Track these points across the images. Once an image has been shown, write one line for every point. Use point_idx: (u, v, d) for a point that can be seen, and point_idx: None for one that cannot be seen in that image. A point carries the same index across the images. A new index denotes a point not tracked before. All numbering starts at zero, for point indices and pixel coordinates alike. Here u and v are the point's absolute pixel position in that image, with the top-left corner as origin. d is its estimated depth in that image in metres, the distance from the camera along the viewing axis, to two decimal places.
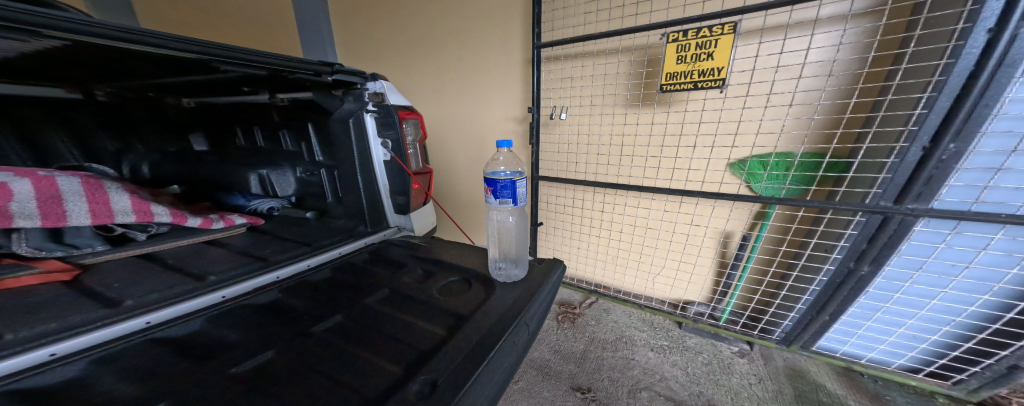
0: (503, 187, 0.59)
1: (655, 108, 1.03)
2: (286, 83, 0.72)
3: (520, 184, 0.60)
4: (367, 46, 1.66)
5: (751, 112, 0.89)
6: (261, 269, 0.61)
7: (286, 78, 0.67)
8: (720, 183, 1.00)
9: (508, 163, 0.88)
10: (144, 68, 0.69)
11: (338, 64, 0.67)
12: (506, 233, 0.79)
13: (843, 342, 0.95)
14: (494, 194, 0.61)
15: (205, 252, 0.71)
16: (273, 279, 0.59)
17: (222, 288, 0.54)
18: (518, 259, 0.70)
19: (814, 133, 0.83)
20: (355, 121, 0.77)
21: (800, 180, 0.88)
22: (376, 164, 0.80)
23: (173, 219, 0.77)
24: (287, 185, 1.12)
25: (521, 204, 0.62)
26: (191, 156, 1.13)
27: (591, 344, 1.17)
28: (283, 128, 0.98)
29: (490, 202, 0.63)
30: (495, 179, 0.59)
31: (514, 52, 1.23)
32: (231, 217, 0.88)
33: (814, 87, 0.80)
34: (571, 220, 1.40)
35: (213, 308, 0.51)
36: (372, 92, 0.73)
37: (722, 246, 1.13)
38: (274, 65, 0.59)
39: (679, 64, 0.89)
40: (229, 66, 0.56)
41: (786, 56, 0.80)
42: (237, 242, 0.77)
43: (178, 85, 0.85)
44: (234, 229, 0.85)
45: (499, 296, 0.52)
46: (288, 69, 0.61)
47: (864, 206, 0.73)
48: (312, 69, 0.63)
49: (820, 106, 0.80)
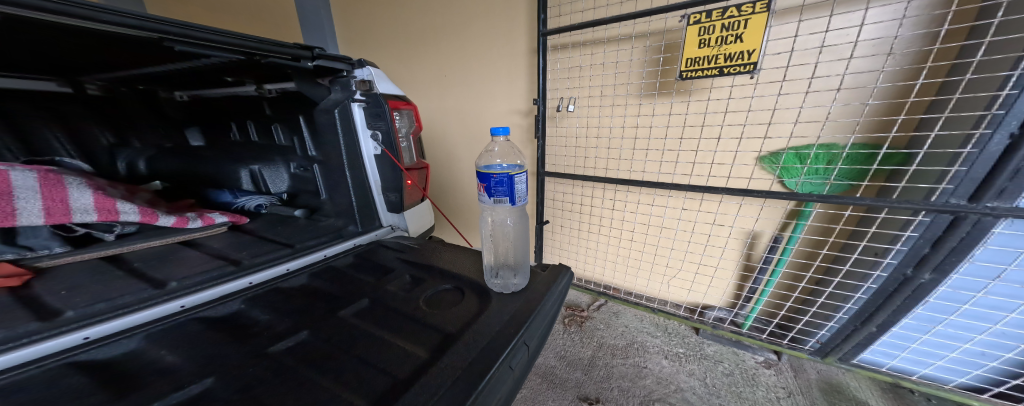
0: (497, 183, 0.52)
1: (674, 98, 0.93)
2: (265, 70, 0.67)
3: (519, 179, 0.52)
4: (369, 38, 1.60)
5: (787, 98, 0.78)
6: (232, 275, 0.57)
7: (260, 63, 0.61)
8: (749, 178, 0.89)
9: (507, 155, 0.80)
10: (116, 54, 0.64)
11: (320, 48, 0.61)
12: (506, 233, 0.70)
13: (891, 356, 0.84)
14: (488, 193, 0.54)
15: (185, 254, 0.67)
16: (244, 285, 0.55)
17: (182, 297, 0.50)
18: (521, 263, 0.62)
19: (868, 120, 0.71)
20: (341, 112, 0.70)
21: (847, 175, 0.77)
22: (365, 159, 0.75)
23: (141, 218, 0.73)
24: (281, 183, 1.05)
25: (519, 203, 0.54)
26: (186, 152, 1.10)
27: (600, 351, 1.10)
28: (275, 121, 0.93)
29: (484, 202, 0.56)
30: (488, 174, 0.52)
31: (518, 40, 1.15)
32: (209, 215, 0.83)
33: (869, 68, 0.69)
34: (579, 219, 1.32)
35: (170, 321, 0.47)
36: (359, 80, 0.67)
37: (747, 247, 1.03)
38: (245, 47, 0.52)
39: (702, 48, 0.80)
40: (187, 46, 0.50)
41: (831, 34, 0.70)
42: (219, 243, 0.72)
43: (161, 77, 0.80)
44: (211, 230, 0.80)
45: (493, 310, 0.45)
46: (260, 52, 0.55)
47: (929, 204, 0.63)
48: (288, 53, 0.57)
49: (876, 91, 0.69)
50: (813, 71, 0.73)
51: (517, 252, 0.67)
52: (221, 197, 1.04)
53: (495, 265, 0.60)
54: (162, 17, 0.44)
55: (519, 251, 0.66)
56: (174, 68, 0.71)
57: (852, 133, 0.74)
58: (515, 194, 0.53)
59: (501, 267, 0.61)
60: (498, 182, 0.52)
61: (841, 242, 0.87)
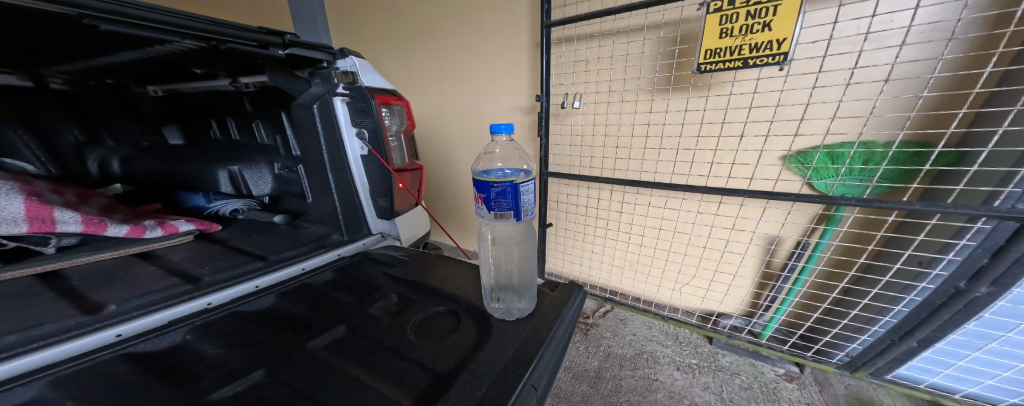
0: (499, 193, 0.46)
1: (690, 93, 0.86)
2: (233, 61, 0.59)
3: (524, 189, 0.46)
4: (362, 31, 1.52)
5: (823, 91, 0.70)
6: (190, 294, 0.52)
7: (221, 50, 0.53)
8: (775, 180, 0.82)
9: (511, 158, 0.72)
10: (60, 41, 0.56)
11: (292, 34, 0.54)
12: (509, 242, 0.59)
13: (931, 373, 0.78)
14: (489, 206, 0.47)
15: (153, 269, 0.61)
16: (202, 307, 0.50)
17: (121, 324, 0.45)
18: (528, 281, 0.53)
19: (920, 115, 0.64)
20: (320, 107, 0.64)
21: (890, 177, 0.70)
22: (350, 159, 0.68)
23: (83, 228, 0.67)
24: (265, 185, 0.99)
25: (525, 217, 0.47)
26: (162, 152, 1.01)
27: (607, 361, 1.02)
28: (256, 118, 0.85)
29: (483, 216, 0.49)
30: (489, 184, 0.45)
31: (520, 32, 1.07)
32: (172, 224, 0.76)
33: (927, 56, 0.61)
34: (584, 222, 1.24)
35: (104, 350, 0.41)
36: (342, 71, 0.61)
37: (767, 254, 0.96)
38: (197, 30, 0.44)
39: (723, 38, 0.73)
40: (121, 28, 0.41)
41: (876, 21, 0.62)
42: (189, 258, 0.65)
43: (125, 69, 0.73)
44: (174, 239, 0.74)
45: (491, 343, 0.39)
46: (218, 37, 0.46)
47: (990, 210, 0.56)
48: (254, 39, 0.50)
49: (932, 82, 0.61)
50: (855, 61, 0.65)
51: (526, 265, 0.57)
52: (194, 200, 1.04)
53: (497, 286, 0.53)
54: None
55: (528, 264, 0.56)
56: (132, 58, 0.63)
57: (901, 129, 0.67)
58: (519, 206, 0.46)
59: (504, 287, 0.53)
60: (500, 192, 0.45)
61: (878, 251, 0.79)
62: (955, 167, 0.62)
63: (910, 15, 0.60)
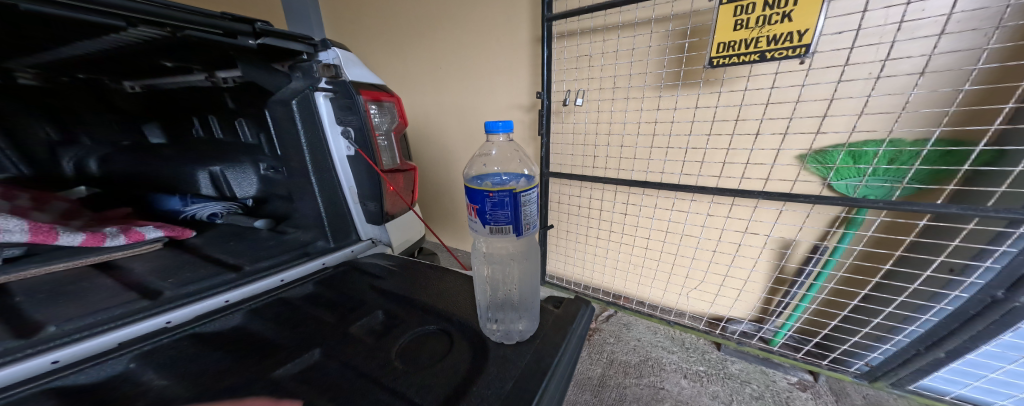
0: (495, 204, 0.43)
1: (701, 89, 0.81)
2: (201, 50, 0.55)
3: (523, 198, 0.43)
4: (356, 26, 1.47)
5: (848, 85, 0.66)
6: (147, 311, 0.49)
7: (181, 38, 0.48)
8: (792, 181, 0.77)
9: (512, 161, 0.67)
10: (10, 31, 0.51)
11: (263, 21, 0.49)
12: (506, 256, 0.55)
13: (960, 385, 0.74)
14: (484, 219, 0.44)
15: (123, 284, 0.57)
16: (161, 325, 0.47)
17: (60, 348, 0.40)
18: (529, 298, 0.52)
19: (958, 110, 0.59)
20: (301, 102, 0.61)
21: (921, 177, 0.66)
22: (336, 159, 0.67)
23: (30, 237, 0.59)
24: (249, 186, 0.95)
25: (525, 232, 0.45)
26: (145, 150, 0.96)
27: (611, 369, 0.97)
28: (238, 116, 0.81)
29: (477, 230, 0.47)
30: (484, 194, 0.42)
31: (520, 26, 1.01)
32: (137, 230, 0.72)
33: (965, 47, 0.56)
34: (587, 224, 1.19)
35: (36, 381, 0.37)
36: (323, 63, 0.59)
37: (782, 258, 0.91)
38: (152, 15, 0.41)
39: (738, 30, 0.68)
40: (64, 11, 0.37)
41: (909, 9, 0.57)
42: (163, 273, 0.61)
43: (94, 63, 0.67)
44: (142, 247, 0.69)
45: (483, 375, 0.38)
46: (176, 22, 0.42)
47: None
48: (219, 27, 0.46)
49: (976, 74, 0.57)
50: (886, 52, 0.60)
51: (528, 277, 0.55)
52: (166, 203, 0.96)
53: (495, 305, 0.53)
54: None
55: (528, 279, 0.54)
56: (93, 49, 0.57)
57: (937, 126, 0.62)
58: (517, 220, 0.44)
59: (504, 303, 0.53)
60: (497, 203, 0.43)
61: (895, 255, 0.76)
62: (998, 167, 0.57)
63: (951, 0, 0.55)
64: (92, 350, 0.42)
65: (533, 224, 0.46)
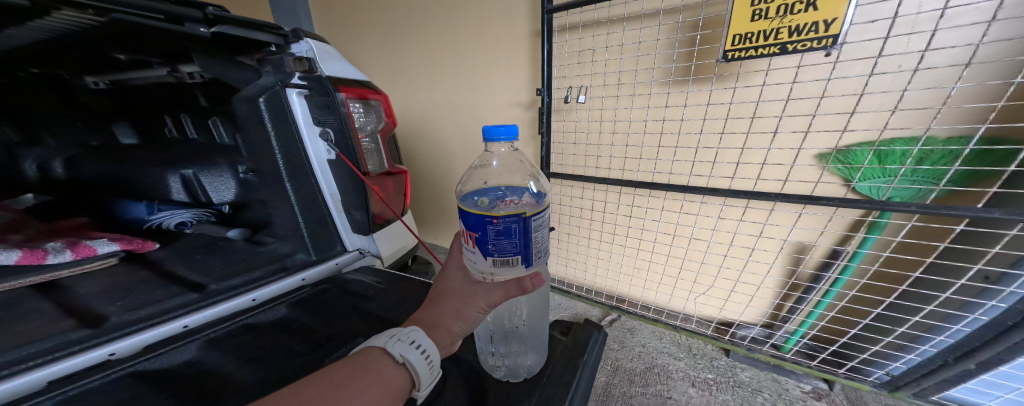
0: (503, 233, 0.38)
1: (714, 84, 0.76)
2: (152, 39, 0.50)
3: (534, 222, 0.39)
4: (346, 22, 1.40)
5: (879, 79, 0.63)
6: (94, 340, 0.45)
7: (118, 23, 0.43)
8: (814, 183, 0.75)
9: (517, 174, 0.61)
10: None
11: (217, 7, 0.44)
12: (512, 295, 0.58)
13: (989, 397, 0.70)
14: (489, 251, 0.39)
15: (72, 310, 0.52)
16: (105, 357, 0.43)
17: None
18: (536, 331, 0.57)
19: (1008, 105, 0.56)
20: (268, 99, 0.53)
21: (959, 179, 0.63)
22: (315, 165, 0.62)
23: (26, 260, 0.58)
24: (227, 190, 0.92)
25: (534, 263, 0.42)
26: (113, 152, 0.89)
27: (616, 376, 0.91)
28: (212, 114, 0.78)
29: (478, 265, 0.41)
30: (487, 222, 0.38)
31: (518, 18, 0.95)
32: (88, 245, 0.65)
33: (1014, 35, 0.53)
34: (589, 227, 1.14)
35: None
36: (296, 57, 0.54)
37: (797, 264, 0.87)
38: None
39: (756, 21, 0.62)
40: None
41: None
42: (122, 297, 0.56)
43: (39, 52, 0.60)
44: (91, 263, 0.63)
45: None
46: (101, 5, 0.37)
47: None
48: (158, 10, 0.40)
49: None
50: (929, 41, 0.57)
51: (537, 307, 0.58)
52: (132, 210, 0.90)
53: (502, 339, 0.57)
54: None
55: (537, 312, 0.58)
56: (27, 36, 0.50)
57: (983, 122, 0.59)
58: (528, 249, 0.40)
59: (509, 336, 0.58)
60: (506, 231, 0.38)
61: (913, 262, 0.73)
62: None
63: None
64: (11, 394, 0.37)
65: (543, 252, 0.43)
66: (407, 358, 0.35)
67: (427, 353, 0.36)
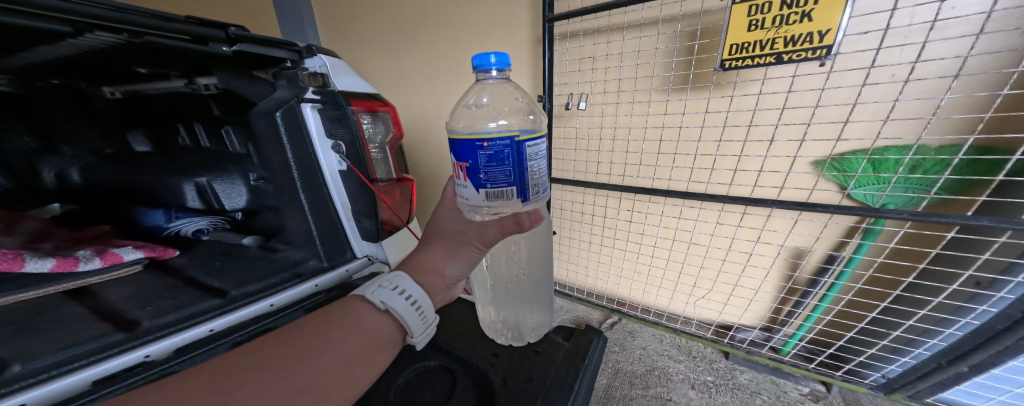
0: (492, 158, 0.43)
1: (712, 92, 0.78)
2: (175, 57, 0.52)
3: (520, 144, 0.43)
4: (350, 29, 1.43)
5: (872, 89, 0.64)
6: (125, 343, 0.47)
7: (147, 45, 0.46)
8: (810, 190, 0.77)
9: (510, 109, 0.65)
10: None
11: (238, 27, 0.49)
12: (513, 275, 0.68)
13: (982, 399, 0.71)
14: (484, 181, 0.44)
15: (102, 315, 0.54)
16: (140, 359, 0.46)
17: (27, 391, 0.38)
18: (537, 300, 0.71)
19: (995, 116, 0.58)
20: (284, 114, 0.57)
21: (949, 187, 0.65)
22: (327, 176, 0.64)
23: (57, 266, 0.61)
24: (238, 197, 0.96)
25: (525, 188, 0.46)
26: (129, 160, 0.91)
27: (617, 379, 0.93)
28: (226, 124, 0.81)
29: (473, 198, 0.46)
30: (476, 147, 0.42)
31: (520, 27, 0.98)
32: (115, 253, 0.68)
33: (1002, 48, 0.55)
34: (590, 231, 1.16)
35: None
36: (309, 72, 0.57)
37: (795, 269, 0.88)
38: (107, 21, 0.39)
39: (752, 31, 0.64)
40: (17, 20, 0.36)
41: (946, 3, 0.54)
42: (148, 303, 0.58)
43: (66, 66, 0.62)
44: (119, 270, 0.65)
45: None
46: (134, 27, 0.41)
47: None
48: (185, 31, 0.44)
49: (1017, 77, 0.55)
50: (919, 53, 0.59)
51: (529, 274, 0.69)
52: (150, 218, 0.91)
53: (502, 303, 0.70)
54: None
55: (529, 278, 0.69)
56: (59, 52, 0.53)
57: (972, 132, 0.61)
58: (521, 177, 0.45)
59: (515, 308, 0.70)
60: (499, 156, 0.43)
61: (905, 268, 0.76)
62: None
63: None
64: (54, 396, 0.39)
65: (533, 178, 0.46)
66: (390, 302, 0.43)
67: (413, 299, 0.45)
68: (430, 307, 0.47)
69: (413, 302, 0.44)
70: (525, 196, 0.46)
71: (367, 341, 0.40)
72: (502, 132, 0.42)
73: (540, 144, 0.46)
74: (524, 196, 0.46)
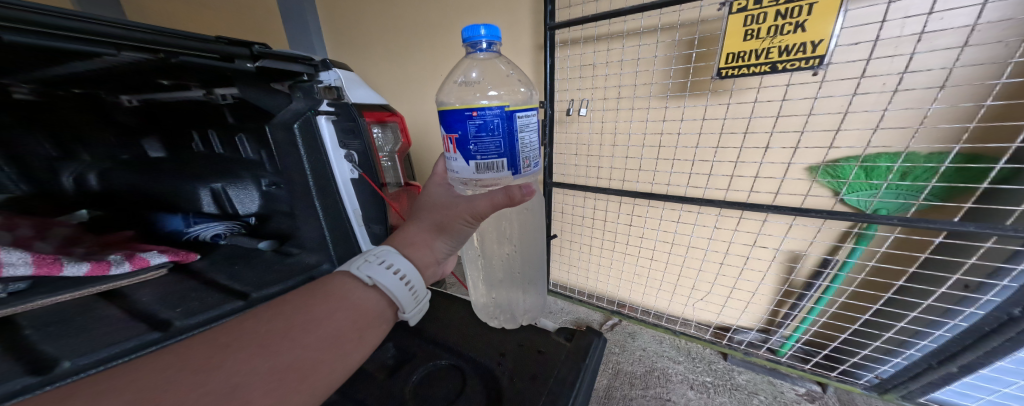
0: (481, 127, 0.46)
1: (709, 99, 0.81)
2: (199, 73, 0.56)
3: (507, 112, 0.46)
4: (355, 34, 1.46)
5: (863, 98, 0.67)
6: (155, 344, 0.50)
7: (177, 64, 0.51)
8: (803, 195, 0.79)
9: (499, 81, 0.69)
10: (10, 50, 0.46)
11: (261, 45, 0.54)
12: (508, 261, 0.77)
13: (972, 399, 0.73)
14: (475, 152, 0.47)
15: (134, 316, 0.58)
16: None
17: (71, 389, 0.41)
18: (530, 285, 0.80)
19: (979, 126, 0.60)
20: (302, 125, 0.64)
21: (939, 194, 0.67)
22: (340, 183, 0.71)
23: (92, 270, 0.64)
24: (251, 201, 1.01)
25: (512, 158, 0.49)
26: (143, 165, 0.93)
27: (617, 379, 0.95)
28: (239, 131, 0.84)
29: (464, 169, 0.49)
30: (466, 116, 0.45)
31: (523, 34, 1.01)
32: (141, 256, 0.71)
33: (988, 60, 0.57)
34: (590, 234, 1.18)
35: None
36: (325, 85, 0.62)
37: (790, 273, 0.91)
38: (148, 43, 0.43)
39: (748, 41, 0.66)
40: (70, 44, 0.40)
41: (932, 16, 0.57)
42: (171, 305, 0.61)
43: (91, 79, 0.66)
44: (146, 274, 0.69)
45: None
46: (172, 48, 0.45)
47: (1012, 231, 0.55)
48: (215, 50, 0.49)
49: (999, 88, 0.57)
50: (907, 64, 0.61)
51: (521, 264, 0.79)
52: (171, 223, 0.98)
53: (497, 288, 0.79)
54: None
55: (518, 262, 0.77)
56: (91, 67, 0.56)
57: (957, 141, 0.63)
58: (509, 149, 0.48)
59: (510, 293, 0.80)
60: (489, 127, 0.46)
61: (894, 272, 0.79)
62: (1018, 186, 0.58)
63: (974, 10, 0.55)
64: None
65: (520, 148, 0.49)
66: (376, 278, 0.44)
67: (402, 276, 0.46)
68: (420, 282, 0.48)
69: (401, 279, 0.46)
70: (515, 169, 0.49)
71: (359, 314, 0.42)
72: (492, 103, 0.45)
73: (528, 117, 0.49)
74: (514, 169, 0.49)
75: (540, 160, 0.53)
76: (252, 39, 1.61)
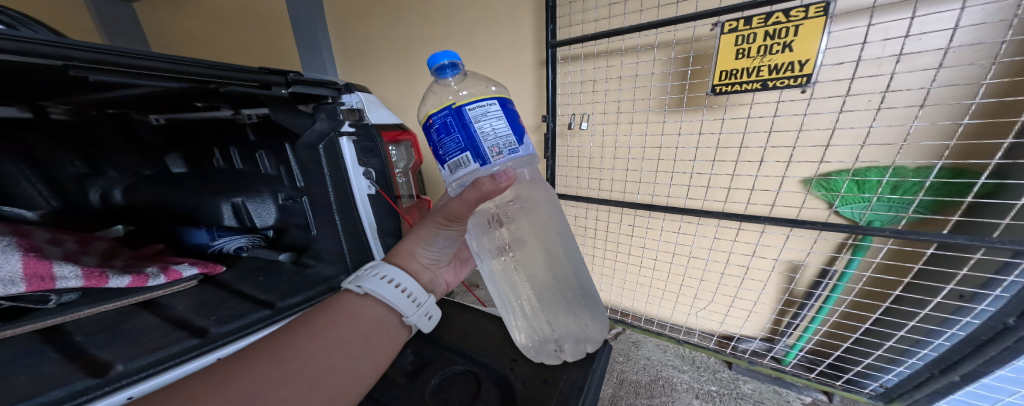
0: (439, 130, 0.47)
1: (704, 114, 0.84)
2: (233, 98, 0.62)
3: (453, 106, 0.46)
4: (361, 52, 1.52)
5: (850, 115, 0.70)
6: (192, 351, 0.55)
7: (217, 91, 0.57)
8: (799, 207, 0.82)
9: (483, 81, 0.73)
10: (73, 84, 0.52)
11: (294, 73, 0.61)
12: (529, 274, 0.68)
13: None
14: (443, 155, 0.48)
15: (172, 323, 0.63)
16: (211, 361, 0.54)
17: (122, 390, 0.45)
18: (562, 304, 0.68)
19: (959, 144, 0.64)
20: (327, 144, 0.73)
21: (926, 207, 0.70)
22: (357, 198, 0.79)
23: (131, 282, 0.67)
24: (268, 215, 1.04)
25: (476, 150, 0.46)
26: (166, 180, 0.96)
27: (622, 389, 0.96)
28: (259, 148, 0.88)
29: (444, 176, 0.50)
30: (428, 126, 0.49)
31: (525, 50, 1.06)
32: (174, 269, 0.76)
33: (965, 80, 0.60)
34: (594, 245, 1.21)
35: None
36: (349, 108, 0.73)
37: (790, 282, 0.93)
38: (205, 77, 0.50)
39: (739, 59, 0.70)
40: (146, 80, 0.47)
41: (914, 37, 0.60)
42: (197, 317, 0.65)
43: (126, 103, 0.69)
44: (178, 285, 0.74)
45: None
46: (224, 80, 0.52)
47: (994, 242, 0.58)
48: (255, 79, 0.56)
49: (973, 109, 0.61)
50: (887, 83, 0.65)
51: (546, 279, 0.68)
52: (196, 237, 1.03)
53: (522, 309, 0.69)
54: (74, 43, 0.39)
55: (532, 269, 0.69)
56: (131, 94, 0.60)
57: (940, 158, 0.66)
58: (470, 141, 0.46)
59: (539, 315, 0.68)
60: (444, 127, 0.47)
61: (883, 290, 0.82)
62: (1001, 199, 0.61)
63: (948, 34, 0.59)
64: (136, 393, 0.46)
65: (483, 141, 0.46)
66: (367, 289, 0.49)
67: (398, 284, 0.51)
68: (416, 288, 0.53)
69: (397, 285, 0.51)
70: (480, 159, 0.45)
71: None
72: (441, 107, 0.47)
73: (483, 106, 0.46)
74: (480, 159, 0.46)
75: (515, 144, 0.47)
76: (266, 55, 1.69)
